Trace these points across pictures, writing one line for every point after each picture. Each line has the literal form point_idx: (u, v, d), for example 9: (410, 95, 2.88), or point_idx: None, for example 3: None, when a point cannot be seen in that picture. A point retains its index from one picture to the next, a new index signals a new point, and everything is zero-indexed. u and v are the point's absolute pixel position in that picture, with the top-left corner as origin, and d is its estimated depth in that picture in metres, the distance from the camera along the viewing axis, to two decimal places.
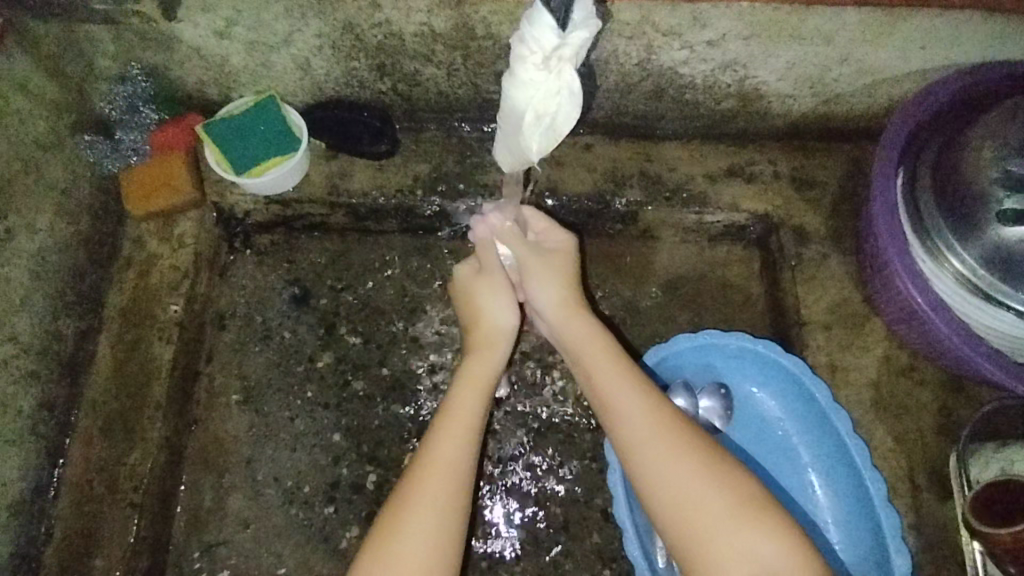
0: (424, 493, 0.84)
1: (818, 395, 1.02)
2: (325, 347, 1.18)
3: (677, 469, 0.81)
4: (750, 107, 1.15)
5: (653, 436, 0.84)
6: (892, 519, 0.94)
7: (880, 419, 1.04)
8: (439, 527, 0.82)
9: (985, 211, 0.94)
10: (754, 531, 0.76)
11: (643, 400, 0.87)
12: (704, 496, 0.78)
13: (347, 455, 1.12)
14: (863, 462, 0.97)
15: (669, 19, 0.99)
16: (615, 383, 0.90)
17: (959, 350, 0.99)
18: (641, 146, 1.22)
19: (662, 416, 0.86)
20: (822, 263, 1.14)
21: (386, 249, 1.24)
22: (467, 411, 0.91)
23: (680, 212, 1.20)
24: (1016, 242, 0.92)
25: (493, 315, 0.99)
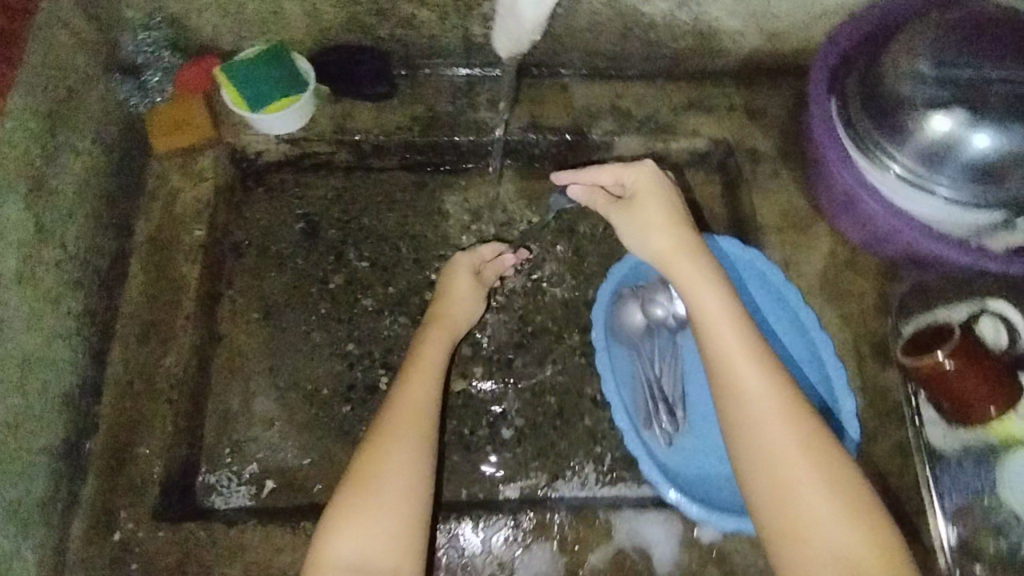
0: (396, 439, 0.95)
1: (776, 277, 1.14)
2: (336, 270, 1.30)
3: (794, 461, 0.83)
4: (705, 45, 1.32)
5: (780, 430, 0.85)
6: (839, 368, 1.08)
7: (828, 303, 1.20)
8: (408, 473, 0.93)
9: (912, 117, 1.07)
10: (845, 524, 0.80)
11: (765, 389, 0.87)
12: (814, 495, 0.82)
13: (360, 361, 1.23)
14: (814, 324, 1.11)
15: None
16: (739, 361, 0.89)
17: (892, 226, 1.14)
18: (612, 84, 1.38)
19: (787, 406, 0.86)
20: (774, 178, 1.31)
21: (388, 184, 1.37)
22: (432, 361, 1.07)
23: (648, 140, 1.36)
24: (942, 138, 1.06)
25: (457, 299, 1.17)
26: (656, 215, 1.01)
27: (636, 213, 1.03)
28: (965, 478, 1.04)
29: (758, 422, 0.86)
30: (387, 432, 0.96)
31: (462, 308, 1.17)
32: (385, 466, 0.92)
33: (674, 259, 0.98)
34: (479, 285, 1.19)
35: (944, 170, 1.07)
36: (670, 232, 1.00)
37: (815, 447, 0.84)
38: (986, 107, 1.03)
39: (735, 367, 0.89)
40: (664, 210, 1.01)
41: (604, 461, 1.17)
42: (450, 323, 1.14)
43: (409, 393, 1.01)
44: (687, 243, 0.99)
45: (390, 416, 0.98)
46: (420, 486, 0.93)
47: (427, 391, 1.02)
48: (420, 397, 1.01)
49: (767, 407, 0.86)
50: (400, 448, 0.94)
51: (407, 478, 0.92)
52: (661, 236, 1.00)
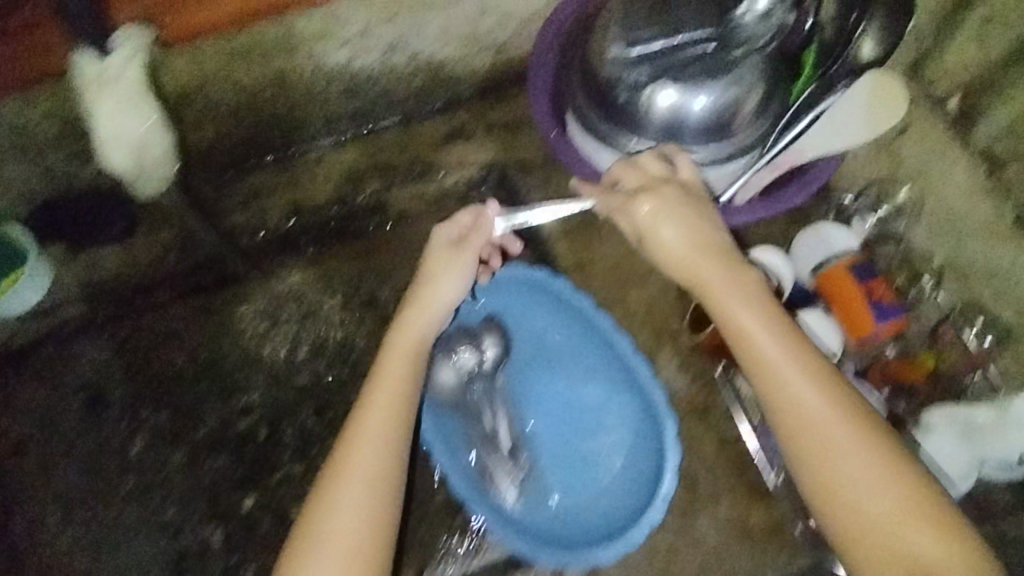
0: (351, 483, 0.85)
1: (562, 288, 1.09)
2: (133, 434, 1.19)
3: (859, 455, 0.76)
4: (438, 76, 1.26)
5: (841, 432, 0.76)
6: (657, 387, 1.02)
7: (633, 291, 1.19)
8: (357, 527, 0.83)
9: (637, 113, 1.05)
10: (889, 491, 0.74)
11: (803, 367, 0.79)
12: (885, 483, 0.75)
13: (186, 523, 1.14)
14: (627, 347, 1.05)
15: (308, 26, 1.07)
16: (783, 364, 0.79)
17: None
18: (363, 142, 1.30)
19: (853, 410, 0.78)
20: (547, 186, 1.31)
21: (164, 320, 1.24)
22: (398, 382, 0.93)
23: (419, 183, 1.32)
24: (673, 122, 1.04)
25: (441, 287, 0.98)
26: (670, 206, 0.87)
27: (682, 208, 0.86)
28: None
29: (796, 396, 0.78)
30: (337, 472, 0.86)
31: (432, 291, 0.98)
32: (341, 513, 0.83)
33: (703, 251, 0.84)
34: (461, 253, 0.99)
35: (679, 140, 1.06)
36: (686, 226, 0.85)
37: (864, 435, 0.76)
38: (688, 70, 1.01)
39: (759, 352, 0.80)
40: (693, 209, 0.86)
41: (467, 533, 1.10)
42: (412, 350, 0.95)
43: (359, 441, 0.88)
44: (699, 249, 0.84)
45: (341, 456, 0.87)
46: (379, 530, 0.84)
47: (379, 432, 0.88)
48: (370, 429, 0.88)
49: (801, 385, 0.78)
50: (352, 485, 0.85)
51: (368, 528, 0.83)
52: (678, 235, 0.85)
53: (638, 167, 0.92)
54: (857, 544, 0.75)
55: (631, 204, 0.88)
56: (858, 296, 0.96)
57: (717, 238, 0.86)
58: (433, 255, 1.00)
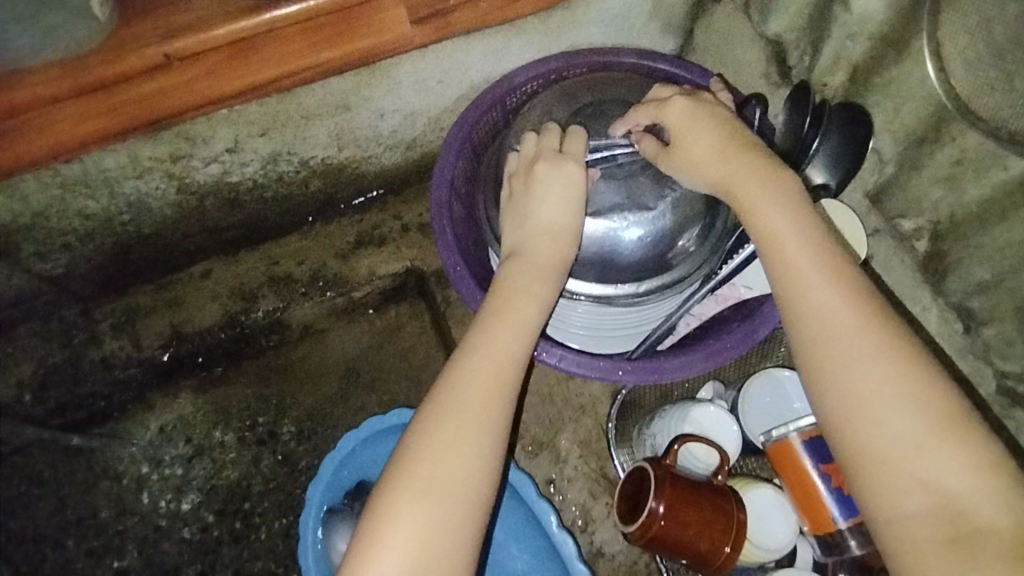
0: (444, 434, 0.69)
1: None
2: None
3: (903, 414, 0.64)
4: (340, 179, 1.11)
5: (908, 376, 0.65)
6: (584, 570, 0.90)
7: (562, 429, 1.03)
8: (422, 515, 0.66)
9: None
10: (957, 459, 0.62)
11: (850, 317, 0.68)
12: (937, 450, 0.62)
13: None
14: (551, 520, 0.92)
15: (157, 149, 0.91)
16: (834, 309, 0.69)
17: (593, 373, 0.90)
18: (263, 251, 1.16)
19: (900, 352, 0.66)
20: None
21: (25, 469, 1.07)
22: (518, 318, 0.80)
23: (322, 299, 1.16)
24: (606, 251, 0.88)
25: (543, 207, 0.84)
26: (706, 138, 0.79)
27: (696, 135, 0.79)
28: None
29: (829, 348, 0.68)
30: (420, 437, 0.70)
31: (558, 202, 0.83)
32: (402, 511, 0.66)
33: (724, 185, 0.78)
34: (573, 171, 0.83)
35: (614, 277, 0.90)
36: (745, 157, 0.77)
37: (914, 374, 0.65)
38: (617, 192, 0.87)
39: (809, 298, 0.70)
40: (729, 136, 0.79)
41: None
42: (524, 257, 0.84)
43: (486, 349, 0.76)
44: (733, 147, 0.78)
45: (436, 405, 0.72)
46: (465, 512, 0.67)
47: (510, 350, 0.77)
48: (510, 337, 0.78)
49: (839, 323, 0.68)
50: (443, 432, 0.70)
51: (440, 500, 0.66)
52: (710, 160, 0.79)
53: (700, 104, 0.81)
54: (905, 522, 0.62)
55: (686, 144, 0.80)
56: (810, 476, 0.80)
57: (774, 161, 0.78)
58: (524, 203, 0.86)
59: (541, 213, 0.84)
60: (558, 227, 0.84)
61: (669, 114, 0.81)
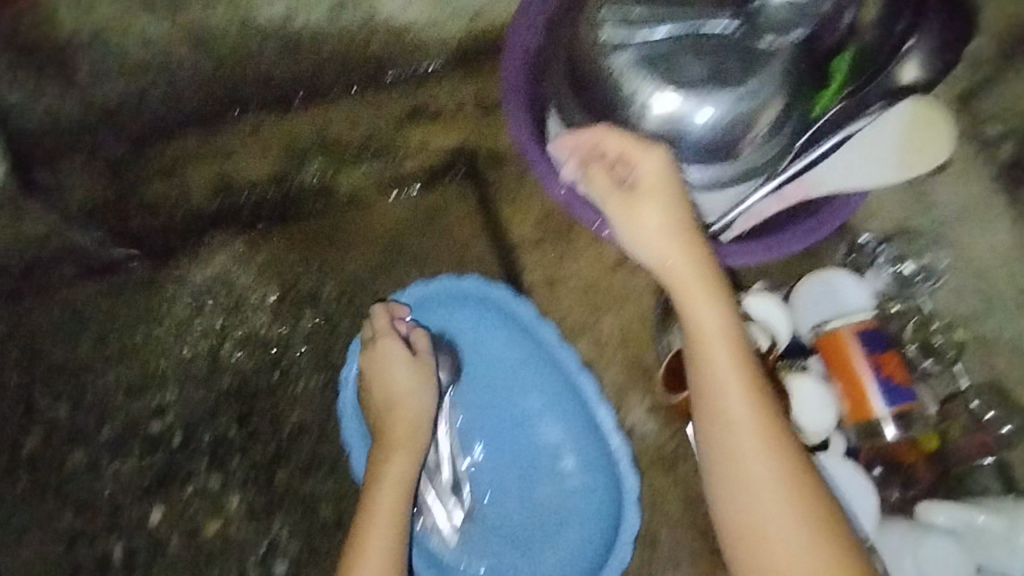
0: (382, 517, 0.86)
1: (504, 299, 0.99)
2: (28, 429, 1.05)
3: (812, 551, 0.66)
4: (397, 46, 1.12)
5: (790, 509, 0.67)
6: (620, 442, 0.94)
7: (601, 315, 1.06)
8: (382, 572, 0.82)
9: (630, 112, 0.87)
10: (822, 571, 0.66)
11: (744, 390, 0.71)
12: (814, 573, 0.66)
13: (84, 533, 1.02)
14: (592, 392, 0.95)
15: None
16: (735, 405, 0.70)
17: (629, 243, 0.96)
18: (317, 109, 1.12)
19: (771, 437, 0.69)
20: (522, 181, 1.13)
21: (68, 300, 1.09)
22: (410, 414, 0.93)
23: (372, 166, 1.15)
24: (668, 128, 0.86)
25: (403, 373, 0.94)
26: (658, 227, 0.75)
27: (639, 210, 0.76)
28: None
29: (733, 405, 0.70)
30: (363, 541, 0.85)
31: (388, 362, 0.94)
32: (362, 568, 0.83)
33: (671, 245, 0.74)
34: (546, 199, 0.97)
35: (674, 157, 0.89)
36: (671, 233, 0.75)
37: (786, 475, 0.69)
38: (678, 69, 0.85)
39: (718, 377, 0.71)
40: (672, 205, 0.76)
41: None
42: (398, 401, 0.93)
43: (392, 465, 0.90)
44: (679, 229, 0.75)
45: (376, 493, 0.88)
46: (396, 551, 0.85)
47: (408, 474, 0.90)
48: (419, 421, 0.93)
49: (755, 407, 0.70)
50: (377, 539, 0.85)
51: (389, 559, 0.84)
52: (656, 217, 0.75)
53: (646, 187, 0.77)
54: None
55: (629, 204, 0.77)
56: (863, 369, 0.82)
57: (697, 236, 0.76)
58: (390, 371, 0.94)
59: (420, 346, 0.97)
60: (409, 399, 0.94)
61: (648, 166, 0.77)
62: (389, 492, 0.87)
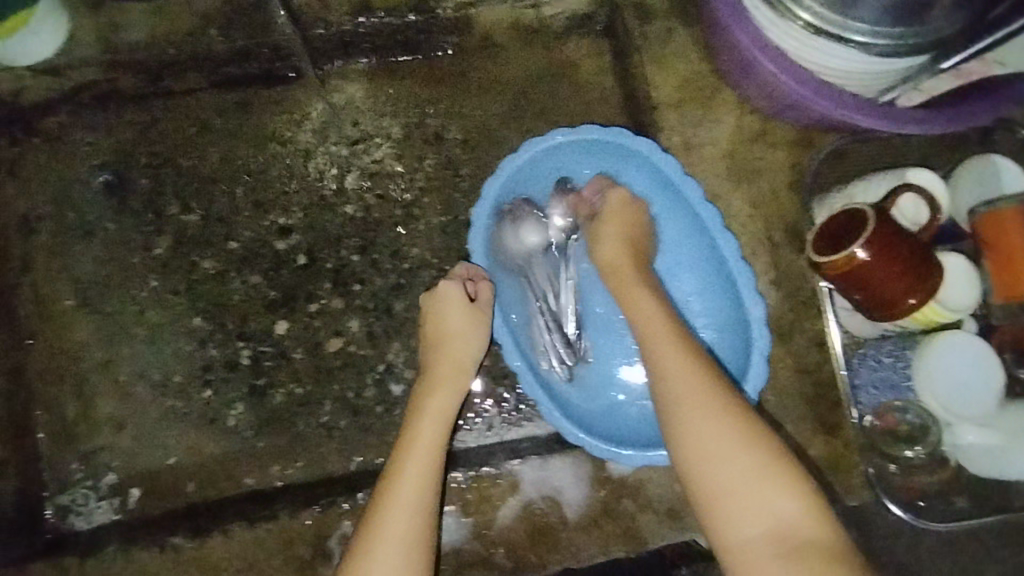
0: (418, 448, 0.87)
1: (641, 146, 0.97)
2: (159, 232, 1.07)
3: (734, 454, 0.74)
4: None
5: (703, 409, 0.76)
6: (758, 307, 0.92)
7: (735, 186, 1.05)
8: (421, 495, 0.84)
9: None
10: (776, 490, 0.72)
11: (717, 412, 0.76)
12: (746, 464, 0.73)
13: (213, 336, 1.06)
14: (732, 253, 0.93)
15: None
16: (653, 313, 0.86)
17: (801, 96, 0.93)
18: None
19: (747, 428, 0.75)
20: (667, 39, 1.08)
21: (197, 110, 1.08)
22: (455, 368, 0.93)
23: (513, 8, 1.11)
24: None
25: (450, 327, 0.95)
26: (606, 232, 0.93)
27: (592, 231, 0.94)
28: (883, 375, 0.95)
29: (682, 411, 0.78)
30: (397, 475, 0.85)
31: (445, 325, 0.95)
32: (400, 493, 0.84)
33: (616, 267, 0.92)
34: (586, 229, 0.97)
35: (853, 7, 0.89)
36: (618, 246, 0.92)
37: (738, 420, 0.76)
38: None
39: (665, 366, 0.81)
40: (628, 225, 0.93)
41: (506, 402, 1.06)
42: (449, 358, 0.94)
43: (433, 401, 0.91)
44: (626, 243, 0.93)
45: (417, 427, 0.89)
46: (431, 478, 0.86)
47: (448, 403, 0.92)
48: (463, 356, 0.94)
49: (703, 409, 0.76)
50: (413, 468, 0.86)
51: (425, 483, 0.85)
52: (606, 247, 0.92)
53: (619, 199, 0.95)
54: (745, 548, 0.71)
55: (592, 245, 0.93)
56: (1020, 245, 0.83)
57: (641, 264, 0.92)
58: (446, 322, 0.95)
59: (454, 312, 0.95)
60: (454, 337, 0.94)
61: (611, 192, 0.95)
62: (431, 422, 0.89)
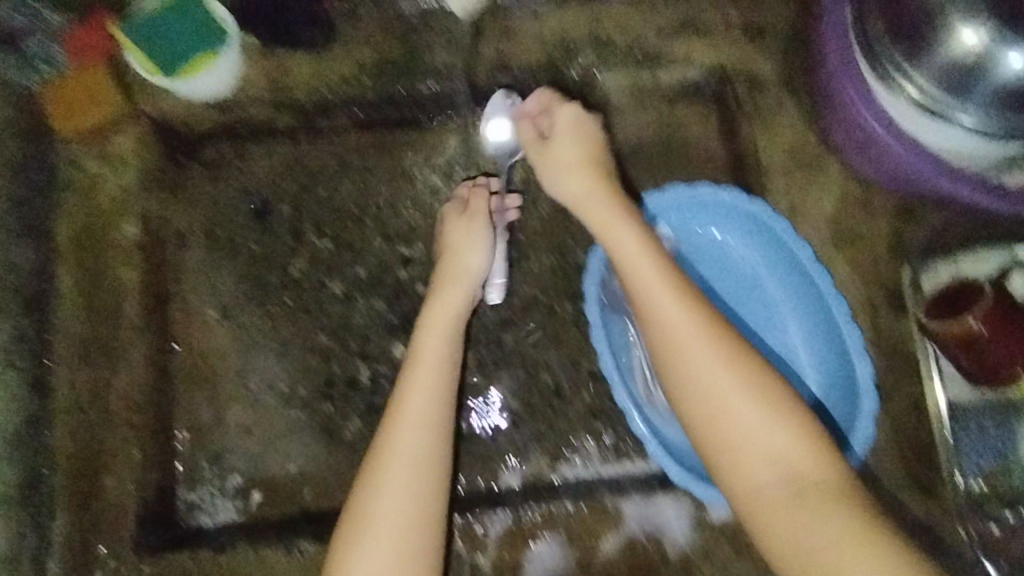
0: (416, 399, 0.93)
1: (759, 212, 1.04)
2: (296, 254, 1.15)
3: (741, 406, 0.81)
4: None
5: (704, 360, 0.82)
6: (866, 369, 0.98)
7: (837, 250, 1.11)
8: (422, 443, 0.90)
9: (936, 34, 0.95)
10: (781, 427, 0.80)
11: (718, 357, 0.82)
12: (752, 415, 0.80)
13: (337, 354, 1.13)
14: (841, 315, 1.00)
15: None
16: (632, 252, 0.89)
17: (907, 157, 1.04)
18: (590, 8, 1.15)
19: (747, 373, 0.82)
20: (777, 110, 1.15)
21: (341, 148, 1.17)
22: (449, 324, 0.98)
23: (637, 73, 1.18)
24: (969, 56, 0.93)
25: (449, 285, 1.00)
26: (574, 164, 0.96)
27: (557, 155, 0.97)
28: (990, 441, 0.99)
29: (687, 363, 0.83)
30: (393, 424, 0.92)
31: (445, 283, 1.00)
32: (397, 442, 0.90)
33: (596, 200, 0.94)
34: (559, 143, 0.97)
35: (965, 94, 0.95)
36: (596, 177, 0.95)
37: (737, 365, 0.82)
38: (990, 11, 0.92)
39: (659, 313, 0.85)
40: (586, 154, 0.97)
41: (605, 437, 1.12)
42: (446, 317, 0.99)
43: (429, 348, 0.96)
44: (596, 176, 0.96)
45: (411, 378, 0.94)
46: (433, 425, 0.92)
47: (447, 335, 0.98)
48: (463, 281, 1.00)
49: (702, 352, 0.82)
50: (409, 417, 0.92)
51: (426, 431, 0.91)
52: (579, 176, 0.96)
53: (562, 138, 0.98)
54: (761, 489, 0.79)
55: (584, 174, 0.96)
56: None
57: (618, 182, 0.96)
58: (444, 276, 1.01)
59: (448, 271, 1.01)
60: (451, 299, 0.99)
61: (562, 113, 0.99)
62: (428, 375, 0.94)
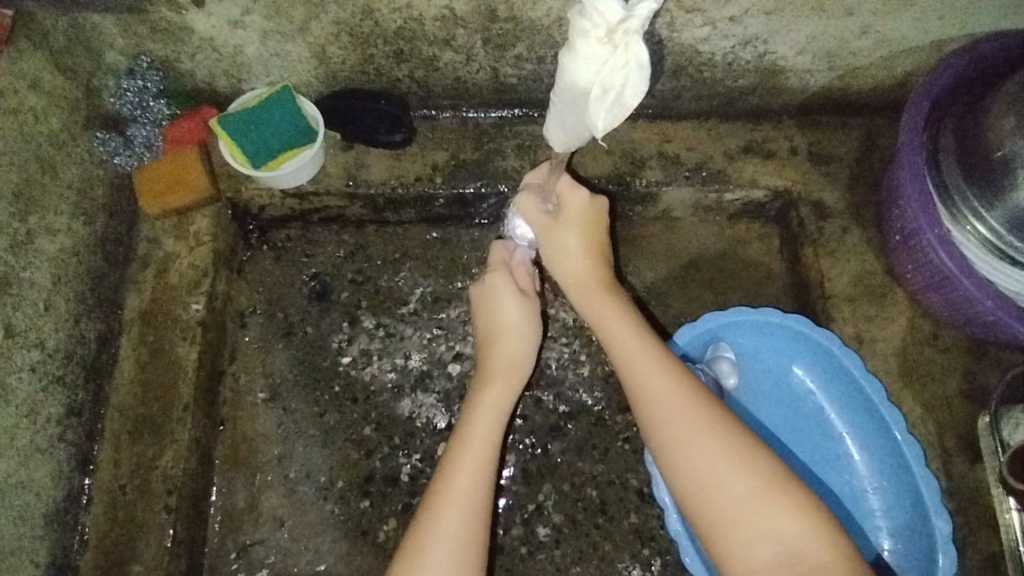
0: (459, 477, 0.83)
1: (832, 347, 1.03)
2: (350, 341, 1.15)
3: (736, 473, 0.75)
4: (767, 83, 1.13)
5: (692, 430, 0.79)
6: (943, 523, 0.93)
7: (907, 386, 1.05)
8: (462, 528, 0.80)
9: (1009, 178, 0.94)
10: (784, 506, 0.73)
11: (706, 430, 0.79)
12: (748, 484, 0.74)
13: (379, 448, 1.10)
14: (916, 460, 0.96)
15: None
16: (625, 328, 0.90)
17: (977, 300, 0.98)
18: (657, 127, 1.18)
19: (741, 447, 0.77)
20: (842, 238, 1.12)
21: (404, 239, 1.21)
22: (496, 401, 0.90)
23: (700, 191, 1.16)
24: None
25: (500, 369, 0.93)
26: (575, 245, 0.96)
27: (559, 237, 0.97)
28: None
29: (674, 435, 0.80)
30: (434, 504, 0.81)
31: (501, 362, 0.93)
32: (441, 517, 0.80)
33: (588, 281, 0.96)
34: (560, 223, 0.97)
35: None
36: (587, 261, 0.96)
37: (729, 439, 0.78)
38: None
39: (648, 385, 0.84)
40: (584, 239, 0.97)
41: (651, 565, 1.06)
42: (493, 401, 0.90)
43: (478, 422, 0.88)
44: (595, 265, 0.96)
45: (458, 455, 0.85)
46: (479, 504, 0.82)
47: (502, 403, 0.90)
48: (512, 359, 0.94)
49: (687, 423, 0.80)
50: (454, 495, 0.81)
51: (470, 501, 0.81)
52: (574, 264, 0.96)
53: (571, 221, 0.97)
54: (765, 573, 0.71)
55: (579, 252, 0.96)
56: None
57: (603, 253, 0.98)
58: (498, 344, 0.95)
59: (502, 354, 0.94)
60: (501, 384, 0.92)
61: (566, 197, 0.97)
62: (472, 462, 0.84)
